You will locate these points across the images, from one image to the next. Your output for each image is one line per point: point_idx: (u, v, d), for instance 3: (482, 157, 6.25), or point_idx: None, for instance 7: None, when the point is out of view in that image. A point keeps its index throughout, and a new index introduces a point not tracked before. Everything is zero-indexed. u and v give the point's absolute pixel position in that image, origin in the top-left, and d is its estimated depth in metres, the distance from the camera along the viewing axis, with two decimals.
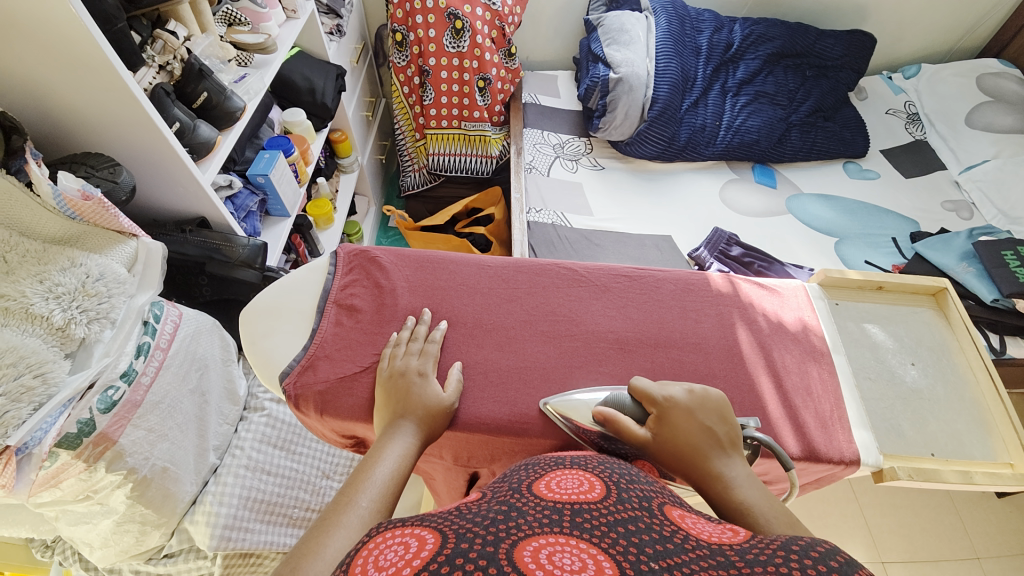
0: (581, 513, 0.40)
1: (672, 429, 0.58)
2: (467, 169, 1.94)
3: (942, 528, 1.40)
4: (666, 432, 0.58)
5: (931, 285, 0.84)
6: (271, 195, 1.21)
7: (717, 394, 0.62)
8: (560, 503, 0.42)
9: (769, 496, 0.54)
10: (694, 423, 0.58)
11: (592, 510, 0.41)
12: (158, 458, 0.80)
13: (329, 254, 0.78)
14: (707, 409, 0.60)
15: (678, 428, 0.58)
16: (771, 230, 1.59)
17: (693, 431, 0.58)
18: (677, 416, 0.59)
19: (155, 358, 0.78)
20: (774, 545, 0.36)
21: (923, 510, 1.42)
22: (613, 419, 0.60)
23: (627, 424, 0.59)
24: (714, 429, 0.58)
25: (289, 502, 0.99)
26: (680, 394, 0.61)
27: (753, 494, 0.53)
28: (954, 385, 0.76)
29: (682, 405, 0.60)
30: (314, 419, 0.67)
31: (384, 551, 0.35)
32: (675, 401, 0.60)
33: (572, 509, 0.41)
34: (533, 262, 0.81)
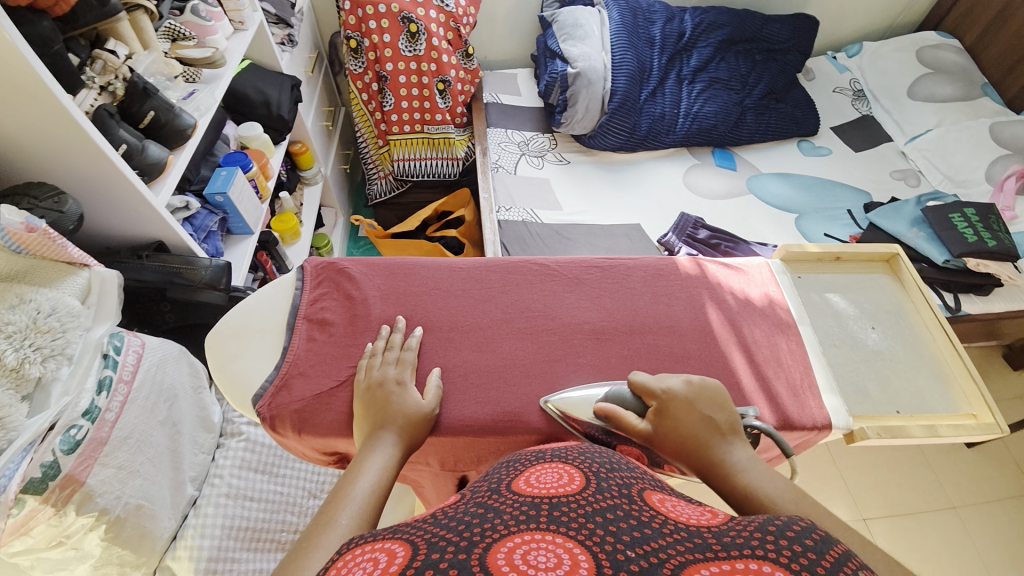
0: (560, 506, 0.41)
1: (674, 425, 0.59)
2: (433, 172, 1.92)
3: (918, 481, 1.47)
4: (667, 424, 0.59)
5: (884, 252, 0.87)
6: (232, 213, 1.18)
7: (714, 382, 0.64)
8: (538, 498, 0.42)
9: (772, 475, 0.55)
10: (694, 413, 0.60)
11: (572, 502, 0.41)
12: (131, 495, 0.76)
13: (295, 269, 0.76)
14: (705, 399, 0.61)
15: (679, 419, 0.59)
16: (735, 211, 1.64)
17: (694, 422, 0.59)
18: (677, 407, 0.60)
19: (119, 392, 0.75)
20: (751, 526, 0.38)
21: (897, 465, 1.49)
22: (615, 415, 0.60)
23: (629, 418, 0.60)
24: (714, 417, 0.60)
25: (275, 527, 0.95)
26: (678, 386, 0.62)
27: (757, 476, 0.55)
28: (912, 345, 0.80)
29: (681, 397, 0.61)
30: (293, 439, 0.65)
31: (354, 566, 0.34)
32: (674, 393, 0.61)
33: (550, 503, 0.42)
34: (504, 260, 0.81)
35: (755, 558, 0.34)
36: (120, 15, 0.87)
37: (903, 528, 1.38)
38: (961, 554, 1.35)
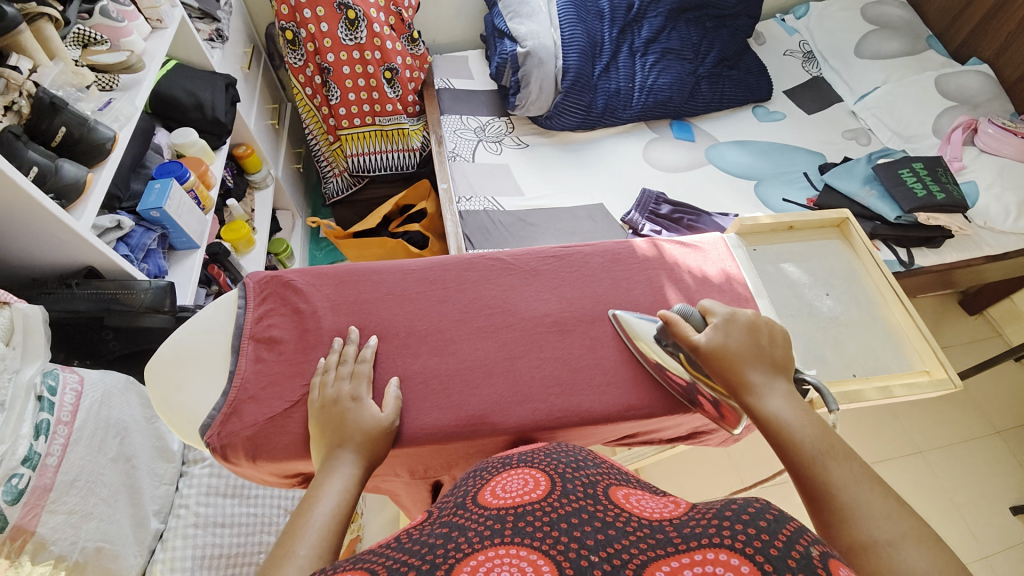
0: (525, 516, 0.42)
1: (723, 344, 0.62)
2: (391, 165, 1.86)
3: (885, 430, 1.54)
4: (718, 341, 0.62)
5: (834, 217, 0.88)
6: (172, 228, 1.11)
7: (781, 327, 0.65)
8: (503, 510, 0.43)
9: (803, 412, 0.56)
10: (750, 339, 0.62)
11: (537, 510, 0.43)
12: (89, 539, 0.72)
13: (237, 286, 0.72)
14: (766, 332, 0.64)
15: (731, 339, 0.62)
16: (695, 183, 1.64)
17: (745, 346, 0.62)
18: (734, 331, 0.63)
19: (59, 434, 0.70)
20: (710, 514, 0.40)
21: (865, 417, 1.56)
22: (673, 322, 0.66)
23: (685, 328, 0.65)
24: (768, 348, 0.62)
25: (252, 549, 0.91)
26: (744, 316, 0.65)
27: (780, 404, 0.57)
28: (866, 308, 0.82)
29: (742, 324, 0.64)
30: (248, 467, 0.62)
31: None
32: (737, 319, 0.64)
33: (514, 513, 0.42)
34: (459, 258, 0.78)
35: (713, 547, 0.37)
36: (21, 27, 0.79)
37: None
38: (927, 494, 1.43)
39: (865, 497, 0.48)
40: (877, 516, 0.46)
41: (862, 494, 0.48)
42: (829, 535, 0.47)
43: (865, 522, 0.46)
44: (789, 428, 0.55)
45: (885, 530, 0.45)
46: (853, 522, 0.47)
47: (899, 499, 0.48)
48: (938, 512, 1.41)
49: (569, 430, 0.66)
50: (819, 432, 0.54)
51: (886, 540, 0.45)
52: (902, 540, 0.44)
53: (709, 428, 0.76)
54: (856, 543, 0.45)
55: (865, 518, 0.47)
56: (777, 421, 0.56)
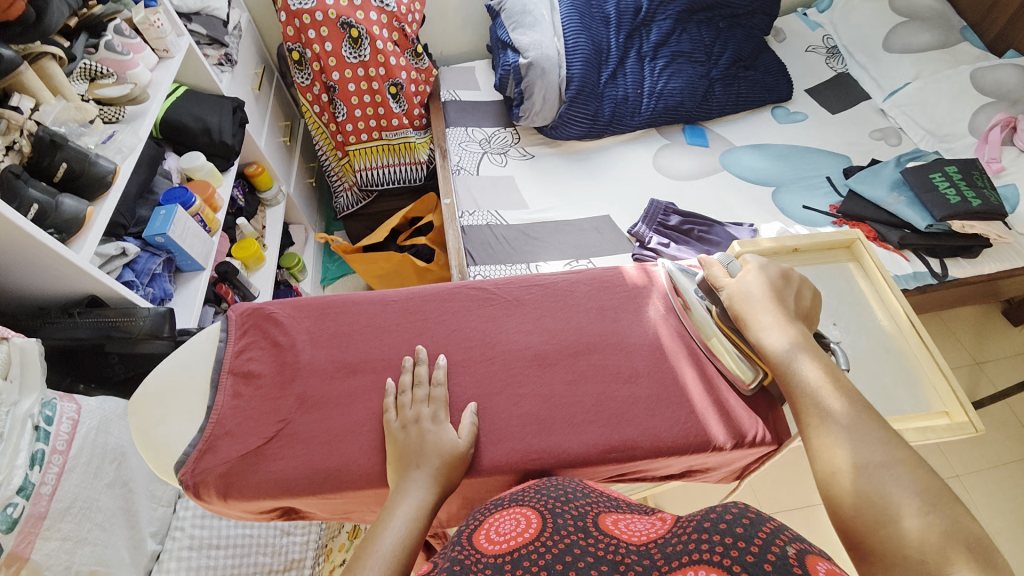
0: (524, 558, 0.49)
1: (751, 288, 0.67)
2: (398, 179, 1.87)
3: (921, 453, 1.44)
4: (743, 283, 0.68)
5: (844, 238, 0.82)
6: (177, 251, 1.14)
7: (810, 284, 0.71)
8: (501, 557, 0.49)
9: (812, 349, 0.61)
10: (776, 285, 0.67)
11: (537, 551, 0.49)
12: (82, 564, 0.74)
13: (220, 319, 0.73)
14: (793, 284, 0.69)
15: (756, 283, 0.67)
16: (708, 191, 1.58)
17: (772, 289, 0.67)
18: (760, 276, 0.68)
19: (53, 463, 0.72)
20: (691, 529, 0.49)
21: None
22: (710, 264, 0.72)
23: (718, 271, 0.71)
24: (794, 297, 0.67)
25: (247, 570, 0.92)
26: (776, 267, 0.70)
27: (790, 342, 0.62)
28: (878, 340, 0.75)
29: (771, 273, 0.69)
30: (220, 504, 0.62)
31: None
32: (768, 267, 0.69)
33: (514, 558, 0.49)
34: (441, 287, 0.76)
35: (703, 562, 0.44)
36: (22, 68, 0.83)
37: None
38: None
39: (862, 427, 0.53)
40: (872, 443, 0.52)
41: (860, 424, 0.54)
42: (825, 456, 0.53)
43: (849, 451, 0.52)
44: (798, 365, 0.60)
45: (877, 455, 0.51)
46: (849, 447, 0.52)
47: (893, 431, 0.53)
48: None
49: (547, 471, 0.63)
50: (824, 372, 0.59)
51: (877, 462, 0.50)
52: (892, 464, 0.50)
53: (704, 468, 0.71)
54: (850, 465, 0.51)
55: (860, 444, 0.52)
56: (784, 355, 0.61)
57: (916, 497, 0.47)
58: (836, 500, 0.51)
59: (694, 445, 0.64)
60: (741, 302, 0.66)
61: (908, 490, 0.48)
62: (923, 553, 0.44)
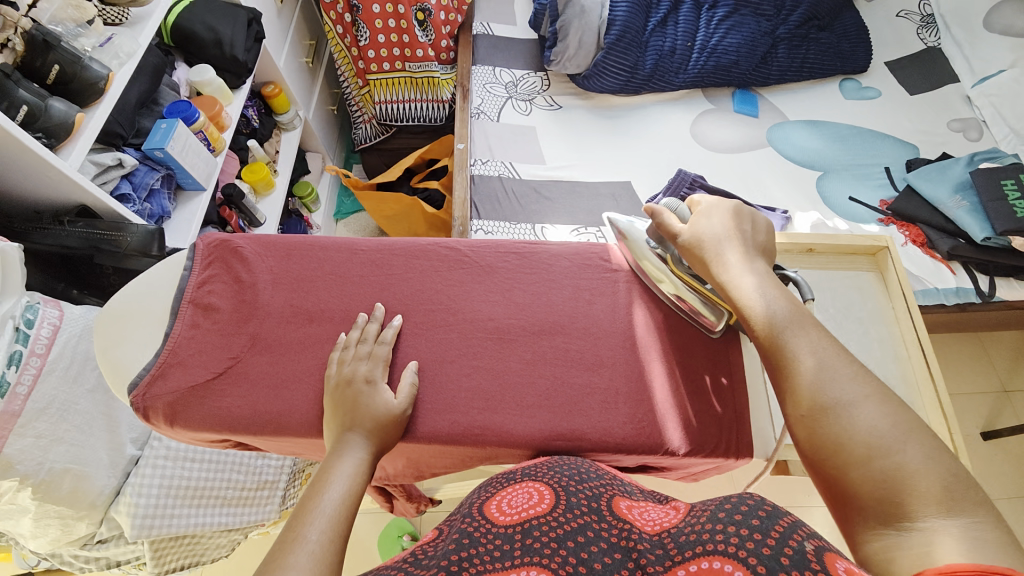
0: (533, 531, 0.46)
1: (706, 231, 0.62)
2: (418, 116, 1.78)
3: None
4: (695, 229, 0.62)
5: (870, 244, 0.71)
6: (177, 168, 1.12)
7: (763, 219, 0.64)
8: (510, 528, 0.47)
9: (777, 287, 0.56)
10: (728, 225, 0.61)
11: (543, 525, 0.47)
12: (57, 461, 0.79)
13: (187, 247, 0.71)
14: (747, 221, 0.62)
15: (708, 227, 0.62)
16: (744, 166, 1.43)
17: (725, 231, 0.61)
18: (710, 217, 0.62)
19: (31, 365, 0.77)
20: (704, 518, 0.45)
21: None
22: (658, 214, 0.65)
23: (669, 218, 0.64)
24: (752, 234, 0.62)
25: (220, 484, 0.95)
26: (727, 205, 0.63)
27: (754, 282, 0.57)
28: (879, 364, 0.66)
29: (721, 212, 0.63)
30: (168, 430, 0.64)
31: None
32: (717, 208, 0.63)
33: (522, 530, 0.47)
34: (413, 243, 0.72)
35: (717, 555, 0.40)
36: None
37: None
38: None
39: (832, 364, 0.50)
40: (842, 381, 0.49)
41: (830, 360, 0.50)
42: (794, 399, 0.50)
43: (828, 390, 0.49)
44: (767, 309, 0.55)
45: (849, 394, 0.48)
46: (821, 387, 0.49)
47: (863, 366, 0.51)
48: None
49: (488, 448, 0.62)
50: (794, 311, 0.54)
51: (848, 401, 0.48)
52: (863, 402, 0.48)
53: (660, 468, 0.67)
54: (821, 405, 0.48)
55: (831, 383, 0.49)
56: (751, 296, 0.56)
57: (890, 435, 0.45)
58: (804, 441, 0.49)
59: (644, 449, 0.60)
60: (700, 247, 0.61)
61: (880, 428, 0.46)
62: (894, 494, 0.43)
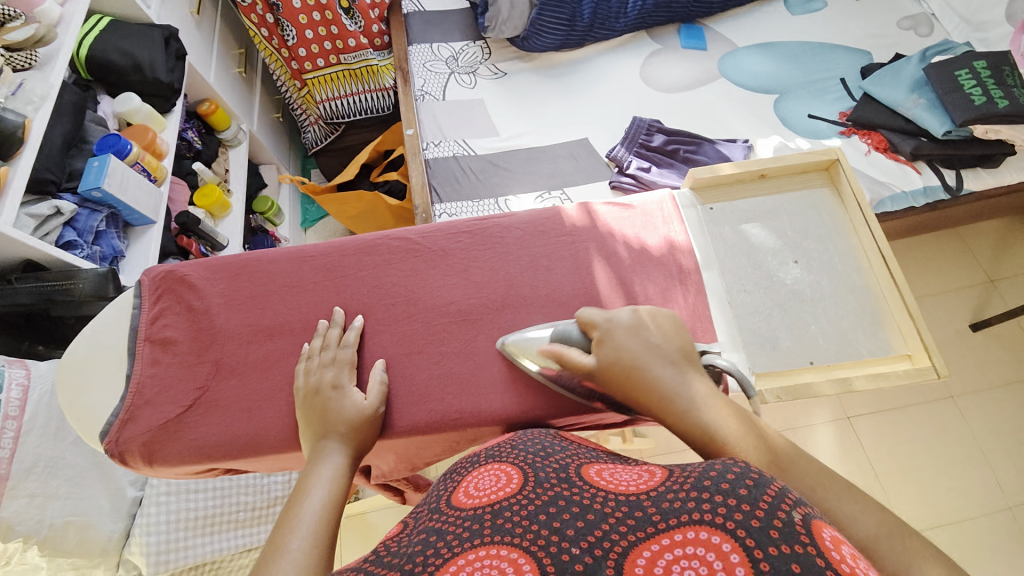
0: (504, 512, 0.42)
1: (628, 354, 0.53)
2: (365, 108, 1.74)
3: (935, 408, 1.40)
4: (609, 355, 0.53)
5: (821, 160, 0.70)
6: (119, 205, 1.08)
7: (667, 312, 0.58)
8: (480, 509, 0.44)
9: (727, 406, 0.50)
10: (640, 343, 0.53)
11: (515, 503, 0.43)
12: (57, 516, 0.79)
13: (131, 285, 0.69)
14: (653, 326, 0.55)
15: (623, 349, 0.53)
16: (699, 103, 1.40)
17: (639, 351, 0.53)
18: (621, 338, 0.54)
19: (8, 429, 0.76)
20: (687, 485, 0.40)
21: (904, 394, 1.41)
22: (558, 353, 0.55)
23: (572, 356, 0.55)
24: (663, 345, 0.54)
25: (230, 509, 0.95)
26: (625, 315, 0.56)
27: (715, 411, 0.49)
28: (843, 277, 0.65)
29: (624, 325, 0.55)
30: (149, 470, 0.63)
31: None
32: (617, 321, 0.55)
33: (493, 510, 0.43)
34: (362, 239, 0.70)
35: (699, 523, 0.36)
36: None
37: (889, 422, 1.39)
38: (955, 441, 1.36)
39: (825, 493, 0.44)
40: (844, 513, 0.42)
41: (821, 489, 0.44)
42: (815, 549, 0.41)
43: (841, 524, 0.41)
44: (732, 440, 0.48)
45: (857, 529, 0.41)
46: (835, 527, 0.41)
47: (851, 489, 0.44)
48: (960, 461, 1.34)
49: (471, 431, 0.61)
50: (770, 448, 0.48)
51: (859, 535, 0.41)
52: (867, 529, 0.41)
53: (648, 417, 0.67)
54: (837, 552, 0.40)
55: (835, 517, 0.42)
56: (714, 431, 0.48)
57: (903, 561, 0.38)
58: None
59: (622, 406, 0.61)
60: (633, 378, 0.52)
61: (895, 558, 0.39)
62: None
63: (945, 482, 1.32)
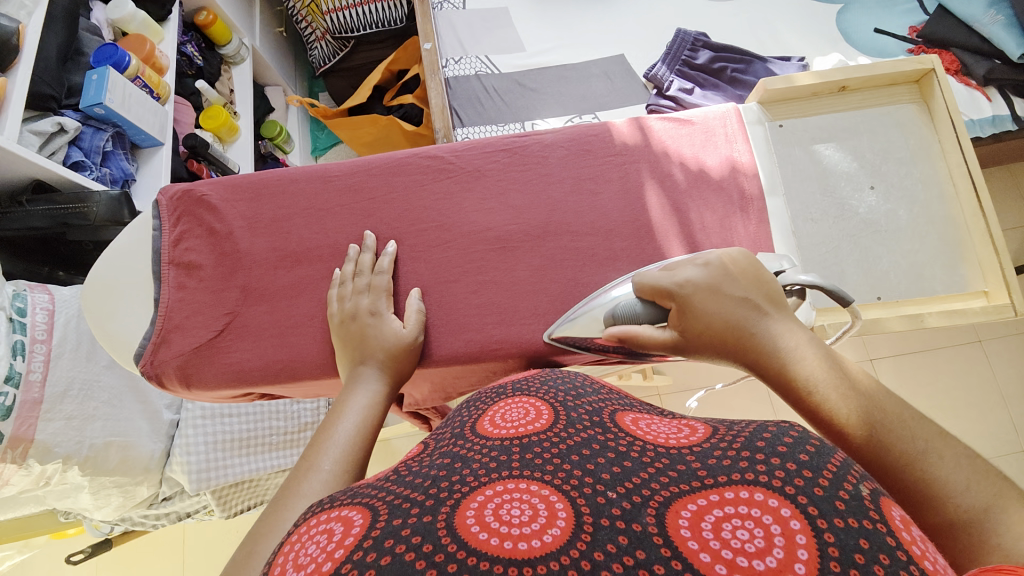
0: (533, 448, 0.38)
1: (713, 324, 0.47)
2: (375, 21, 1.58)
3: (961, 353, 1.37)
4: (691, 326, 0.48)
5: (914, 70, 0.60)
6: (124, 124, 1.01)
7: (742, 253, 0.50)
8: (507, 440, 0.39)
9: (832, 355, 0.43)
10: (722, 301, 0.47)
11: (545, 441, 0.38)
12: (97, 436, 0.80)
13: (149, 205, 0.65)
14: (733, 279, 0.48)
15: (705, 315, 0.47)
16: (750, 13, 1.24)
17: (723, 314, 0.47)
18: (700, 300, 0.48)
19: (37, 352, 0.75)
20: (741, 441, 0.34)
21: (931, 338, 1.38)
22: (628, 335, 0.50)
23: (645, 334, 0.50)
24: (750, 301, 0.47)
25: (264, 432, 0.99)
26: (695, 273, 0.49)
27: (812, 359, 0.43)
28: (923, 207, 0.59)
29: (701, 285, 0.48)
30: (186, 394, 0.62)
31: (307, 543, 0.33)
32: (691, 284, 0.49)
33: (521, 444, 0.38)
34: (389, 158, 0.65)
35: (748, 483, 0.31)
36: None
37: (912, 366, 1.37)
38: (977, 386, 1.35)
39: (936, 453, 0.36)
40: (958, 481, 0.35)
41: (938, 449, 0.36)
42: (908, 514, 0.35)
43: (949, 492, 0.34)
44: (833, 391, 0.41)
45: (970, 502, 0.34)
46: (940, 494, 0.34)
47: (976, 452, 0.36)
48: (981, 405, 1.34)
49: (510, 362, 0.59)
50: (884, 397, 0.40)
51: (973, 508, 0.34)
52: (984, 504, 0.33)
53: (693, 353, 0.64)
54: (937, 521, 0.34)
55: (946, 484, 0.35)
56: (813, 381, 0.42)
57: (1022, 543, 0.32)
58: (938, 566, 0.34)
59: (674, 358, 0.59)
60: (722, 346, 0.46)
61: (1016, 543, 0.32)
62: None
63: (962, 424, 1.32)
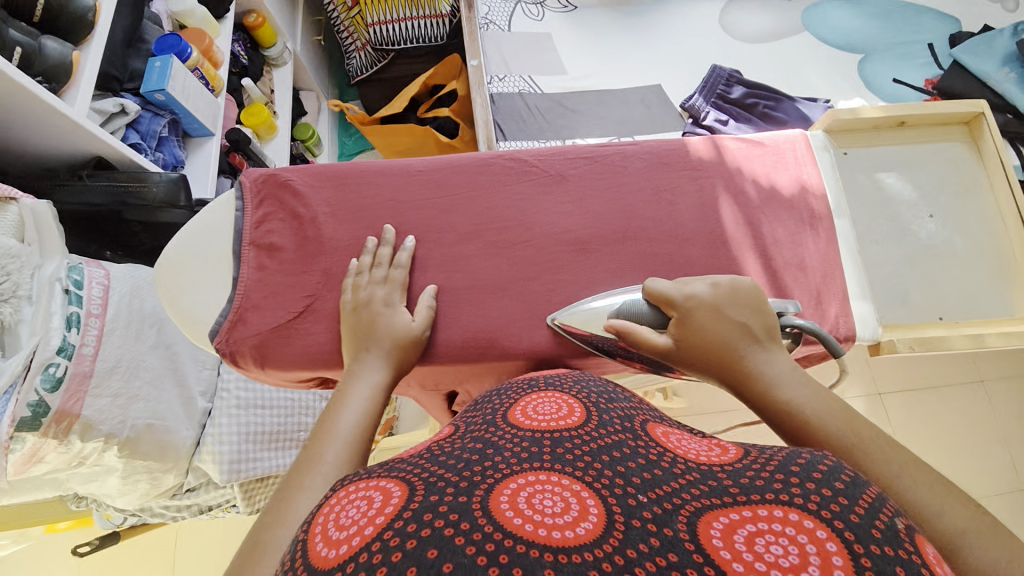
0: (563, 442, 0.36)
1: (709, 337, 0.50)
2: (417, 36, 1.64)
3: (965, 392, 1.42)
4: (689, 336, 0.51)
5: (965, 112, 0.66)
6: (180, 111, 1.03)
7: (748, 282, 0.54)
8: (539, 433, 0.38)
9: (815, 386, 0.46)
10: (722, 320, 0.51)
11: (575, 438, 0.37)
12: (137, 417, 0.79)
13: (233, 184, 0.66)
14: (738, 302, 0.52)
15: (703, 329, 0.50)
16: (779, 56, 1.33)
17: (720, 331, 0.50)
18: (702, 315, 0.51)
19: (92, 325, 0.74)
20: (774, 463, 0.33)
21: (937, 376, 1.43)
22: (627, 331, 0.53)
23: (644, 334, 0.52)
24: (749, 324, 0.51)
25: (293, 428, 0.97)
26: (703, 290, 0.53)
27: (798, 389, 0.46)
28: (975, 238, 0.64)
29: (705, 301, 0.52)
30: (258, 373, 0.62)
31: (347, 505, 0.31)
32: (696, 298, 0.52)
33: (553, 438, 0.37)
34: (473, 158, 0.67)
35: (780, 504, 0.29)
36: None
37: (919, 402, 1.41)
38: (980, 425, 1.39)
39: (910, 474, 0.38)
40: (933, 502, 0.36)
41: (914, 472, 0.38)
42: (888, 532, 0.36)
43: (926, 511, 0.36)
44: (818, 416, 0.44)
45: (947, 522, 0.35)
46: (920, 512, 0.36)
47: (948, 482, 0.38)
48: (983, 444, 1.38)
49: (585, 360, 0.61)
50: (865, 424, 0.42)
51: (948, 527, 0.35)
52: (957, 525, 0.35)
53: None
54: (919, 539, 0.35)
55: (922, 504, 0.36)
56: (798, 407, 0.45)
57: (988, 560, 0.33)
58: None
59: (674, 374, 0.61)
60: (713, 362, 0.50)
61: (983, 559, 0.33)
62: None
63: (966, 461, 1.36)
